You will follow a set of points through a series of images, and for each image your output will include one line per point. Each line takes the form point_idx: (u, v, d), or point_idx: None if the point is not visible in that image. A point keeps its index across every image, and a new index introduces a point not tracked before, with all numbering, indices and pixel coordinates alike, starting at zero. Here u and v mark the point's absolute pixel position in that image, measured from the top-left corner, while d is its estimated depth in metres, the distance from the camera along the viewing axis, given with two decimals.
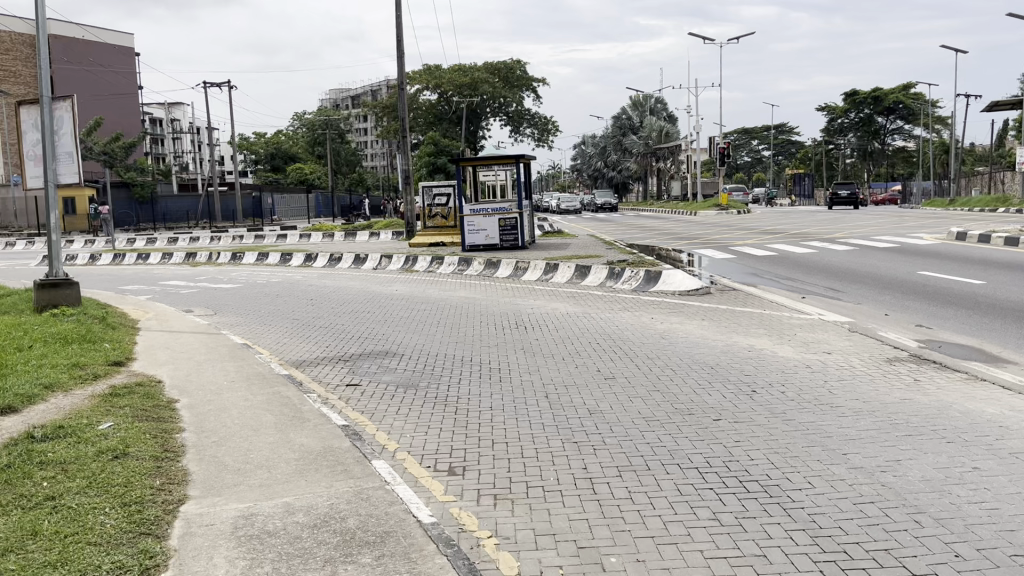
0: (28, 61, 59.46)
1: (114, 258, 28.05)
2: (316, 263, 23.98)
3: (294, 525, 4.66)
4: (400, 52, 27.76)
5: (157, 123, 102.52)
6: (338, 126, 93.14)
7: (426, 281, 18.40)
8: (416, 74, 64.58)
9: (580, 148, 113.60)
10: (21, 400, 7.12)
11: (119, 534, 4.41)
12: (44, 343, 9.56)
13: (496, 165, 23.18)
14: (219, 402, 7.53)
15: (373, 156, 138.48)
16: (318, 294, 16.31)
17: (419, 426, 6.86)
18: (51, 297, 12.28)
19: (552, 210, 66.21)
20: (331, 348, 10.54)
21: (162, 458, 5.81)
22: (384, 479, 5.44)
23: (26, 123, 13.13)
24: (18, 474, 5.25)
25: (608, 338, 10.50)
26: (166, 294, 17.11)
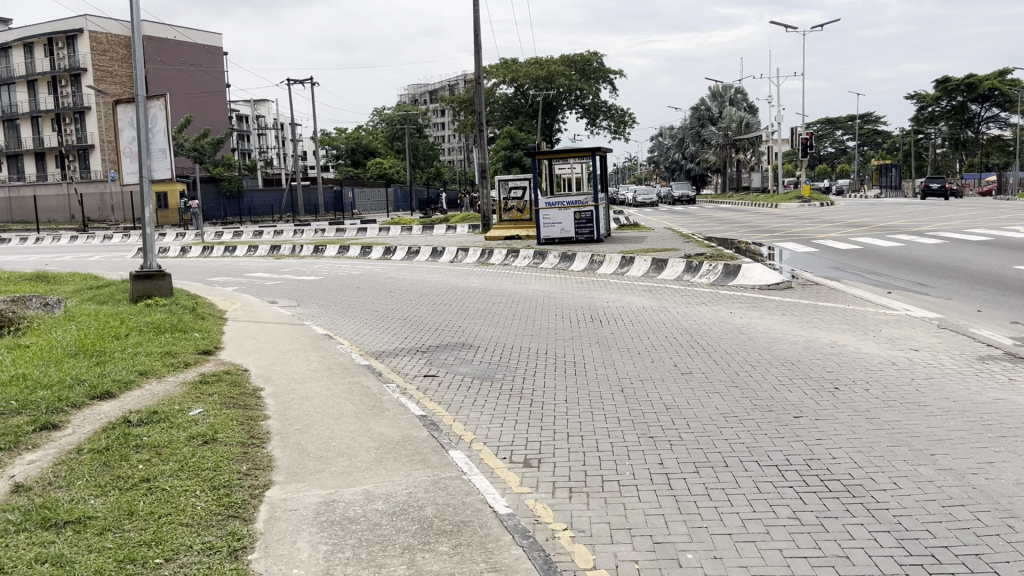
0: (124, 61, 62.01)
1: (203, 250, 29.08)
2: (395, 256, 24.37)
3: (374, 512, 4.77)
4: (478, 46, 27.90)
5: (243, 119, 105.59)
6: (415, 121, 94.24)
7: (502, 274, 18.50)
8: (493, 68, 64.79)
9: (658, 140, 112.23)
10: (119, 387, 7.47)
11: (208, 516, 4.59)
12: (138, 332, 10.00)
13: (572, 158, 22.87)
14: (303, 390, 7.75)
15: (449, 150, 139.69)
16: (396, 287, 16.55)
17: (494, 417, 6.92)
18: (145, 289, 12.83)
19: (629, 203, 65.62)
20: (408, 339, 10.72)
21: (249, 443, 6.02)
22: (461, 469, 5.51)
23: (123, 121, 13.74)
24: (116, 456, 5.53)
25: (685, 333, 10.37)
26: (252, 286, 17.64)
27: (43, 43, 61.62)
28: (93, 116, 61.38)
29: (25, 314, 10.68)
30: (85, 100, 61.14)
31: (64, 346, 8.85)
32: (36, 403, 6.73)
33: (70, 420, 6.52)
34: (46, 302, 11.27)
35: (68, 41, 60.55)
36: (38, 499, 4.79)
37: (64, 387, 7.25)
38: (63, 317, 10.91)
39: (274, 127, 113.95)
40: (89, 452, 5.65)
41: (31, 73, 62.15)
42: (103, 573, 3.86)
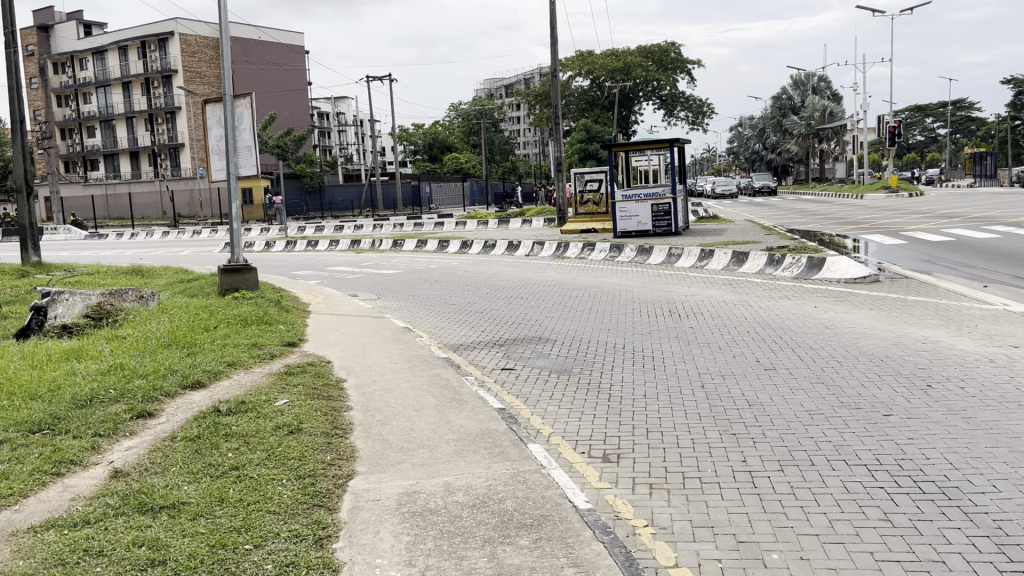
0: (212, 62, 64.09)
1: (286, 245, 29.84)
2: (472, 250, 24.54)
3: (455, 504, 4.81)
4: (554, 39, 27.84)
5: (324, 117, 107.87)
6: (491, 115, 94.69)
7: (579, 267, 18.43)
8: (569, 60, 64.53)
9: (738, 131, 109.95)
10: (209, 376, 7.74)
11: (294, 504, 4.70)
12: (227, 324, 10.33)
13: (649, 150, 22.78)
14: (384, 382, 7.88)
15: (525, 144, 139.86)
16: (473, 280, 16.65)
17: (573, 411, 6.90)
18: (232, 282, 13.23)
19: (707, 195, 64.57)
20: (486, 333, 10.78)
21: (333, 434, 6.15)
22: (541, 463, 5.51)
23: (212, 119, 14.16)
24: (206, 445, 5.71)
25: (767, 327, 10.14)
26: (333, 280, 18.01)
27: (136, 46, 64.16)
28: (182, 116, 63.64)
29: (122, 306, 11.15)
30: (176, 100, 63.41)
31: (157, 337, 9.20)
32: (133, 392, 7.03)
33: (164, 408, 6.77)
34: (141, 295, 11.75)
35: (160, 43, 62.89)
36: (136, 484, 4.99)
37: (159, 377, 7.54)
38: (157, 309, 11.35)
39: (354, 123, 115.97)
40: (182, 440, 5.86)
41: (125, 76, 64.81)
42: (196, 557, 3.99)
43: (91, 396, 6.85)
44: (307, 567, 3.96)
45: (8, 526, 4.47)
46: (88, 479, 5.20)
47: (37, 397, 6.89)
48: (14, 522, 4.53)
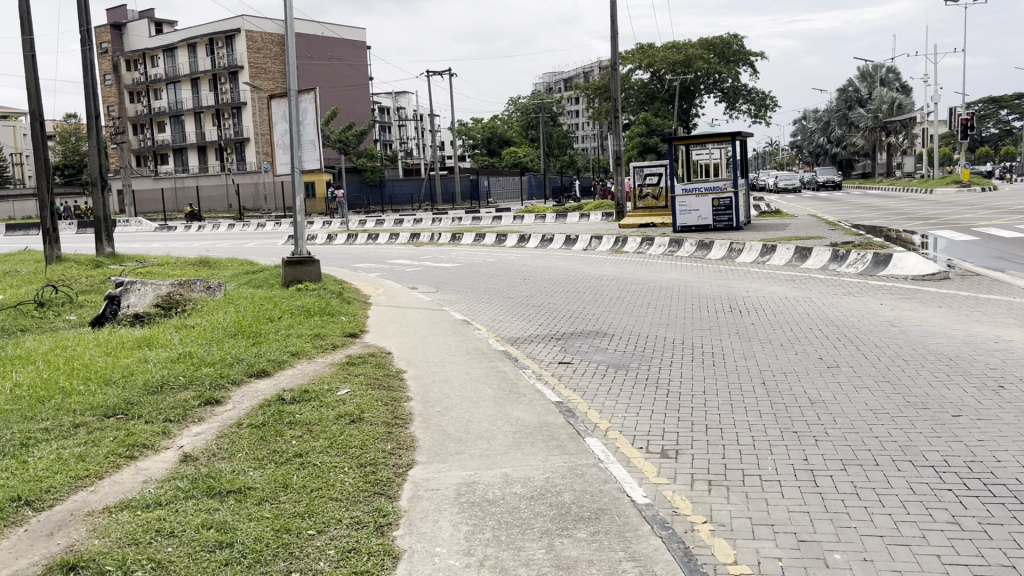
0: (277, 58, 65.34)
1: (347, 238, 30.29)
2: (529, 244, 24.56)
3: (513, 495, 4.84)
4: (615, 32, 27.66)
5: (385, 111, 108.98)
6: (549, 109, 94.46)
7: (637, 262, 18.30)
8: (629, 53, 63.97)
9: (801, 124, 107.63)
10: (273, 365, 7.92)
11: (356, 492, 4.80)
12: (291, 315, 10.55)
13: (710, 144, 22.58)
14: (443, 374, 7.97)
15: (584, 137, 139.28)
16: (530, 274, 16.68)
17: (630, 406, 6.87)
18: (295, 274, 13.50)
19: (769, 189, 63.43)
20: (543, 326, 10.80)
21: (393, 424, 6.24)
22: (599, 457, 5.50)
23: (277, 114, 14.44)
24: (271, 431, 5.86)
25: (830, 324, 9.94)
26: (393, 272, 18.23)
27: (205, 43, 65.75)
28: (248, 111, 65.01)
29: (189, 297, 11.48)
30: (241, 96, 64.80)
31: (224, 327, 9.45)
32: (202, 379, 7.24)
33: (230, 396, 6.96)
34: (208, 286, 12.08)
35: (227, 40, 64.31)
36: (204, 468, 5.15)
37: (226, 365, 7.76)
38: (223, 299, 11.65)
39: (414, 117, 116.90)
40: (247, 427, 6.02)
41: (194, 72, 66.49)
42: (262, 541, 4.11)
43: (162, 383, 7.08)
44: (368, 552, 4.04)
45: (84, 506, 4.65)
46: (159, 462, 5.39)
47: (111, 383, 7.16)
48: (90, 501, 4.72)
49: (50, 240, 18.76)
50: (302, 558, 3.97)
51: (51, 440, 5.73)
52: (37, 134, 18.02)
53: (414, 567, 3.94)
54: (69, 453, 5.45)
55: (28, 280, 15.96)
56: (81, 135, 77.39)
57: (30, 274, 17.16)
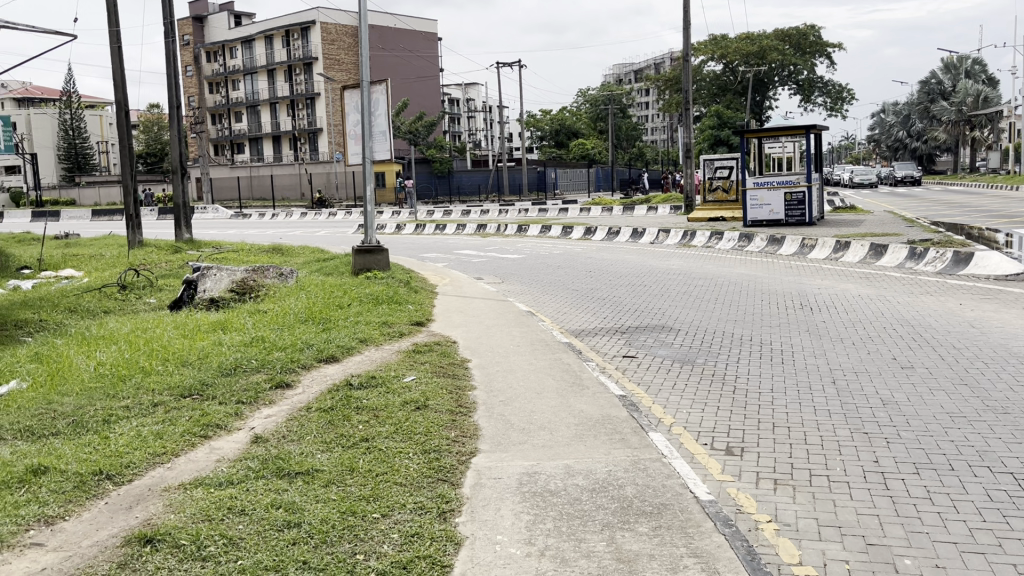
0: (350, 50, 66.54)
1: (416, 228, 30.64)
2: (596, 237, 24.47)
3: (574, 487, 4.85)
4: (687, 23, 27.27)
5: (455, 102, 109.57)
6: (619, 101, 93.63)
7: (706, 256, 18.05)
8: (701, 44, 62.93)
9: (880, 118, 104.26)
10: (341, 351, 8.09)
11: (420, 478, 4.87)
12: (360, 302, 10.74)
13: (784, 137, 22.32)
14: (507, 364, 8.03)
15: (653, 130, 137.64)
16: (596, 267, 16.60)
17: (695, 402, 6.80)
18: (365, 262, 13.72)
19: (844, 184, 61.78)
20: (607, 320, 10.75)
21: (457, 412, 6.31)
22: (662, 452, 5.48)
23: (350, 104, 14.70)
24: (339, 416, 6.00)
25: (906, 324, 9.64)
26: (460, 263, 18.38)
27: (281, 35, 67.19)
28: (322, 101, 66.21)
29: (263, 283, 11.77)
30: (316, 87, 66.01)
31: (295, 313, 9.69)
32: (273, 362, 7.45)
33: (301, 380, 7.14)
34: (281, 272, 12.36)
35: (303, 32, 65.58)
36: (274, 450, 5.29)
37: (296, 350, 7.95)
38: (295, 286, 11.92)
39: (483, 109, 117.29)
40: (316, 410, 6.16)
41: (270, 63, 67.95)
42: (328, 522, 4.20)
43: (236, 365, 7.31)
44: (431, 538, 4.10)
45: (161, 482, 4.84)
46: (232, 442, 5.56)
47: (187, 364, 7.41)
48: (166, 477, 4.91)
49: (132, 225, 19.48)
50: (367, 540, 4.06)
51: (132, 417, 5.97)
52: (123, 123, 18.70)
53: (475, 554, 3.99)
54: (149, 430, 5.67)
55: (113, 264, 16.60)
56: (163, 124, 79.92)
57: (114, 258, 17.82)
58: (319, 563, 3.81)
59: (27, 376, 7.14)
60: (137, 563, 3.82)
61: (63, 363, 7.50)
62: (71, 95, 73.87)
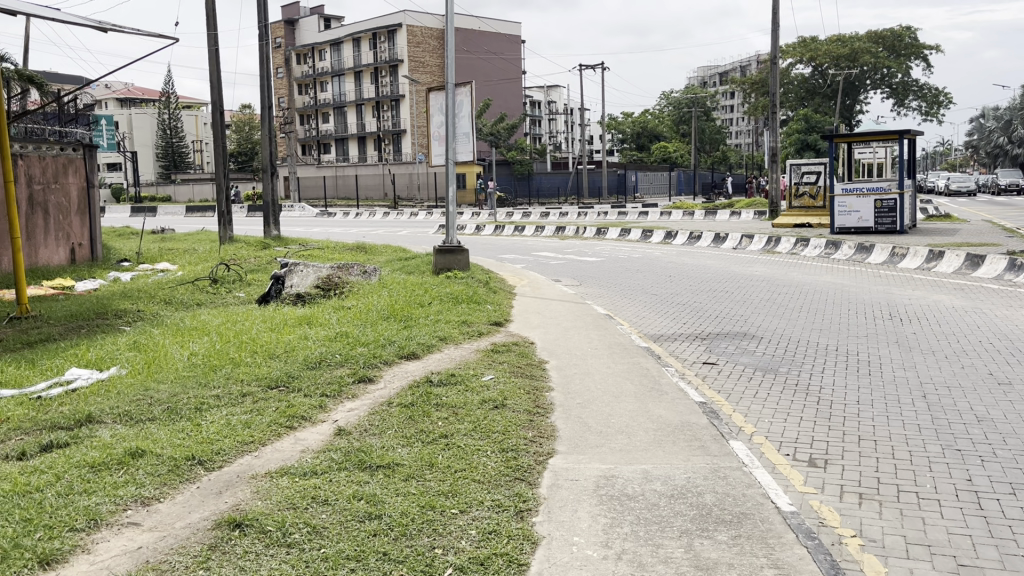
0: (435, 52, 67.45)
1: (495, 229, 30.82)
2: (676, 241, 24.16)
3: (652, 492, 4.81)
4: (776, 26, 26.71)
5: (536, 104, 109.66)
6: (703, 104, 92.14)
7: (790, 263, 17.61)
8: (789, 47, 61.43)
9: (979, 123, 99.86)
10: (422, 348, 8.22)
11: (497, 476, 4.91)
12: (440, 301, 10.90)
13: (874, 142, 21.55)
14: (585, 366, 8.02)
15: (737, 133, 135.02)
16: (677, 271, 16.39)
17: (778, 412, 6.65)
18: (446, 262, 13.88)
19: (939, 192, 59.41)
20: (688, 325, 10.61)
21: (535, 412, 6.34)
22: (743, 461, 5.37)
23: (434, 106, 14.89)
24: (419, 412, 6.10)
25: (1004, 338, 9.22)
26: (538, 265, 18.42)
27: (369, 38, 68.50)
28: (406, 103, 67.19)
29: (347, 280, 12.05)
30: (400, 88, 67.06)
31: (378, 310, 9.87)
32: (357, 357, 7.63)
33: (383, 375, 7.30)
34: (364, 270, 12.63)
35: (389, 34, 66.69)
36: (356, 443, 5.42)
37: (379, 346, 8.11)
38: (378, 283, 12.17)
39: (564, 111, 117.12)
40: (397, 406, 6.28)
41: (357, 65, 69.33)
42: (407, 515, 4.28)
43: (320, 359, 7.50)
44: (508, 536, 4.14)
45: (249, 469, 5.01)
46: (316, 434, 5.71)
47: (274, 356, 7.64)
48: (254, 465, 5.08)
49: (224, 222, 20.16)
50: (445, 535, 4.12)
51: (222, 406, 6.20)
52: (217, 123, 19.34)
53: (551, 554, 4.00)
54: (237, 419, 5.87)
55: (205, 259, 17.22)
56: (253, 124, 82.44)
57: (207, 253, 18.49)
58: (400, 555, 3.88)
59: (126, 363, 7.47)
60: (227, 546, 3.97)
61: (159, 352, 7.84)
62: (169, 96, 76.85)
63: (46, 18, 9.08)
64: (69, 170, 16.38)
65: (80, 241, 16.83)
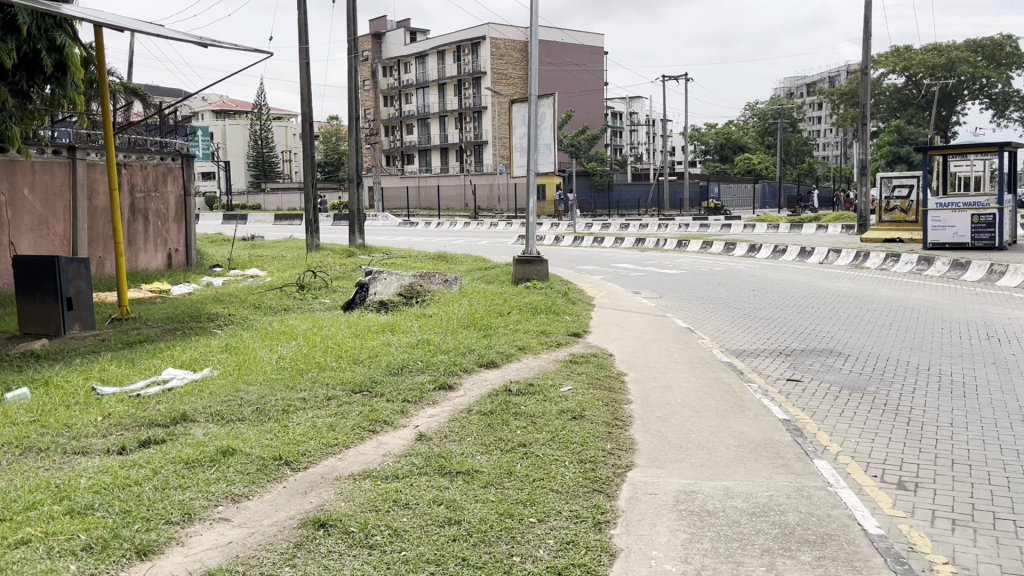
0: (518, 64, 68.01)
1: (575, 240, 30.78)
2: (760, 254, 23.66)
3: (733, 509, 4.74)
4: (869, 35, 25.97)
5: (618, 116, 109.12)
6: (790, 115, 90.11)
7: (880, 279, 17.03)
8: (882, 56, 59.64)
9: None
10: (501, 358, 8.28)
11: (575, 487, 4.91)
12: (519, 311, 10.96)
13: (972, 154, 20.59)
14: (664, 380, 7.94)
15: (825, 145, 131.45)
16: (761, 285, 16.06)
17: (865, 432, 6.44)
18: (525, 272, 13.94)
19: None
20: (771, 341, 10.39)
21: (613, 424, 6.31)
22: (827, 481, 5.25)
23: (517, 118, 15.01)
24: (498, 420, 6.15)
25: None
26: (618, 276, 18.33)
27: (453, 50, 69.47)
28: (488, 114, 67.84)
29: (429, 288, 12.24)
30: (483, 100, 67.76)
31: (459, 318, 9.99)
32: (437, 364, 7.75)
33: (463, 382, 7.39)
34: (446, 279, 12.81)
35: (473, 47, 67.50)
36: (436, 448, 5.50)
37: (459, 354, 8.22)
38: (459, 292, 12.30)
39: (646, 122, 116.34)
40: (476, 413, 6.34)
41: (441, 78, 70.39)
42: (487, 522, 4.33)
43: (402, 365, 7.65)
44: (586, 547, 4.13)
45: (333, 471, 5.14)
46: (398, 439, 5.82)
47: (358, 362, 7.82)
48: (338, 467, 5.20)
49: (312, 230, 20.71)
50: (524, 543, 4.14)
51: (308, 408, 6.38)
52: (306, 135, 19.90)
53: (630, 567, 3.98)
54: (322, 421, 6.03)
55: (292, 265, 17.76)
56: (340, 135, 84.53)
57: (295, 260, 19.05)
58: (478, 561, 3.92)
59: (218, 365, 7.76)
60: (312, 544, 4.08)
61: (249, 355, 8.11)
62: (262, 108, 79.46)
63: (149, 33, 9.54)
64: (168, 179, 17.11)
65: (177, 247, 17.54)
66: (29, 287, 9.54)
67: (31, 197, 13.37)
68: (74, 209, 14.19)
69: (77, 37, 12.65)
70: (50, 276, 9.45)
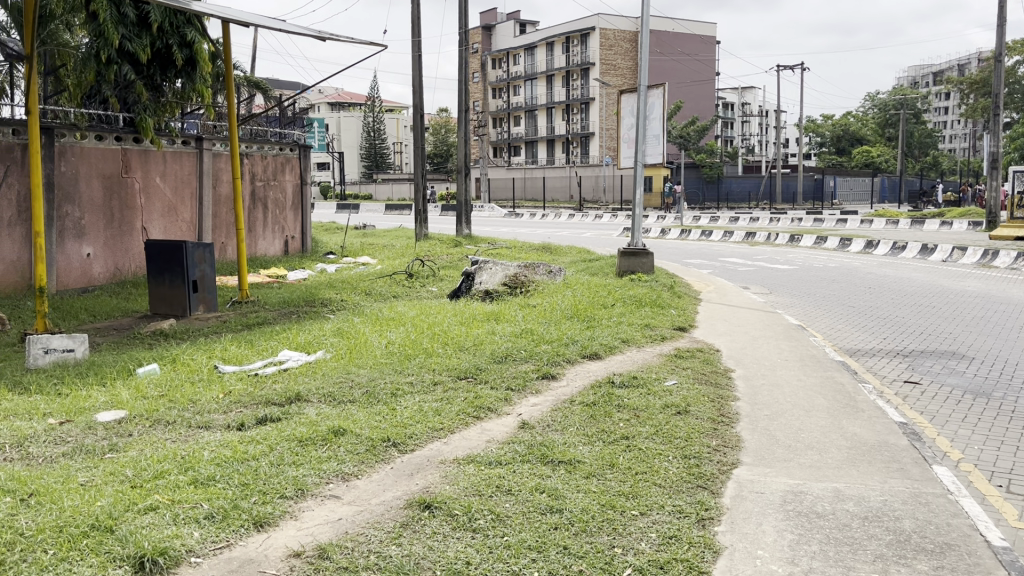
0: (628, 54, 67.26)
1: (681, 233, 30.22)
2: (877, 250, 22.67)
3: (845, 512, 4.58)
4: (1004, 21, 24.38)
5: (729, 107, 106.26)
6: (914, 105, 85.57)
7: (1008, 279, 16.01)
8: (1017, 43, 55.17)
9: None
10: (605, 349, 8.26)
11: (679, 482, 4.85)
12: (623, 303, 10.88)
13: None
14: (773, 377, 7.73)
15: (953, 137, 124.22)
16: (878, 283, 15.40)
17: (991, 439, 6.10)
18: (630, 264, 13.81)
19: None
20: (888, 341, 9.95)
21: (719, 421, 6.19)
22: (948, 488, 5.00)
23: (626, 108, 14.88)
24: (601, 412, 6.13)
25: None
26: (726, 271, 17.91)
27: (562, 42, 69.31)
28: (595, 106, 67.42)
29: (533, 279, 12.29)
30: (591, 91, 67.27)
31: (562, 310, 10.01)
32: (540, 354, 7.81)
33: (565, 372, 7.42)
34: (550, 269, 12.83)
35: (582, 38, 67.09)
36: (539, 437, 5.54)
37: (562, 344, 8.25)
38: (562, 283, 12.32)
39: (758, 114, 112.82)
40: (580, 404, 6.35)
41: (550, 69, 70.40)
42: (589, 512, 4.33)
43: (506, 354, 7.73)
44: (689, 543, 4.08)
45: (438, 455, 5.25)
46: (501, 426, 5.89)
47: (464, 349, 7.95)
48: (443, 451, 5.31)
49: (421, 219, 21.12)
50: (625, 535, 4.13)
51: (415, 393, 6.53)
52: (417, 126, 20.26)
53: (734, 565, 3.92)
54: (429, 406, 6.16)
55: (402, 254, 18.18)
56: (449, 127, 85.75)
57: (404, 249, 19.48)
58: (579, 551, 3.93)
59: (331, 348, 8.05)
60: (418, 525, 4.18)
61: (360, 339, 8.35)
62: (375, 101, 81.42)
63: (273, 28, 9.94)
64: (286, 169, 17.79)
65: (293, 234, 18.24)
66: (159, 270, 10.14)
67: (161, 184, 14.11)
68: (200, 197, 14.94)
69: (207, 32, 13.37)
70: (178, 260, 9.99)
